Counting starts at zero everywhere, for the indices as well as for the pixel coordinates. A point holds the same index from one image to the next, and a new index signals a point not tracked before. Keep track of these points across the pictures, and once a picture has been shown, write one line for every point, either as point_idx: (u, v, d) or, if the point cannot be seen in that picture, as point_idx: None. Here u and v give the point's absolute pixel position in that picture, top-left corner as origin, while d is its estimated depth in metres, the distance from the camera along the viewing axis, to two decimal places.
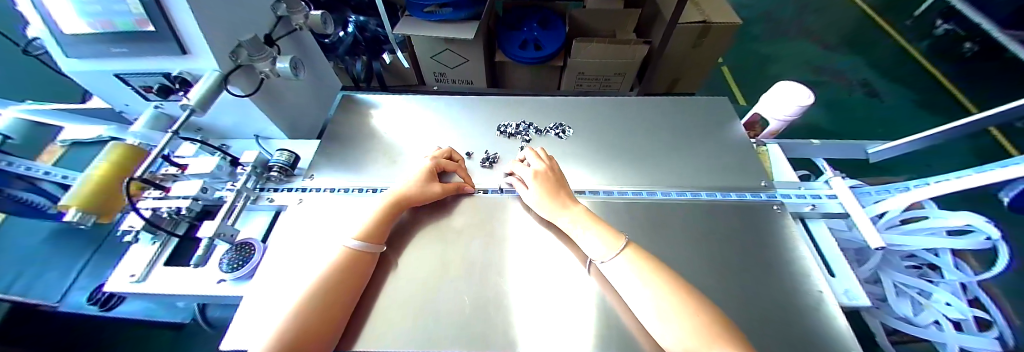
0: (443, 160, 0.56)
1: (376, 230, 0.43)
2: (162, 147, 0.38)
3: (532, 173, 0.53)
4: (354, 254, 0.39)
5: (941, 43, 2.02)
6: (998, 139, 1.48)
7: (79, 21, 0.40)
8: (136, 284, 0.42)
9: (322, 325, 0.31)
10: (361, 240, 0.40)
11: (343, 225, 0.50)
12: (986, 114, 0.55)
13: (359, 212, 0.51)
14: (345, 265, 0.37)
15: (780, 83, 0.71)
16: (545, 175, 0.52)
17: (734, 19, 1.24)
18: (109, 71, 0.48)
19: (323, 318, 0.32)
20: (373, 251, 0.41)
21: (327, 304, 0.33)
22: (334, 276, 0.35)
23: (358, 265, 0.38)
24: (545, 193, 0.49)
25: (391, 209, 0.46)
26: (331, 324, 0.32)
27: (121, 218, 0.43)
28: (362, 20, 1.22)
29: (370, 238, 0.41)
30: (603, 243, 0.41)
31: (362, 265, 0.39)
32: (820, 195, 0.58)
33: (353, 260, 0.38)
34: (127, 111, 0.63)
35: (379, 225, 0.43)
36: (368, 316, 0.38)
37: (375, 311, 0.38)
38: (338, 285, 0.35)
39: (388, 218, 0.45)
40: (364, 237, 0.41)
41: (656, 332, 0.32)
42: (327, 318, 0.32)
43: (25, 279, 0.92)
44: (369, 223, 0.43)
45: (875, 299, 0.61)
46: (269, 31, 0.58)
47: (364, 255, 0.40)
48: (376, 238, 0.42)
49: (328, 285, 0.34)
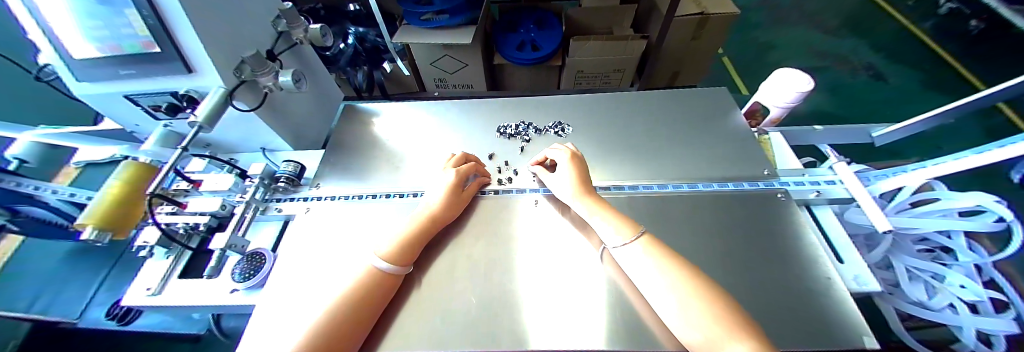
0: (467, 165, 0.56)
1: (406, 251, 0.42)
2: (173, 163, 0.40)
3: (568, 154, 0.54)
4: (378, 275, 0.38)
5: (945, 22, 1.98)
6: (1009, 117, 1.45)
7: (88, 45, 0.41)
8: (152, 297, 0.43)
9: (339, 333, 0.32)
10: (390, 261, 0.39)
11: (350, 232, 0.50)
12: (989, 93, 0.54)
13: (369, 220, 0.52)
14: (367, 285, 0.37)
15: (780, 70, 0.71)
16: (577, 159, 0.53)
17: (730, 9, 1.23)
18: (119, 93, 0.50)
19: (343, 328, 0.32)
20: (399, 273, 0.40)
21: (342, 320, 0.33)
22: (354, 297, 0.35)
23: (380, 286, 0.38)
24: (577, 174, 0.50)
25: (423, 231, 0.45)
26: (347, 339, 0.32)
27: (137, 235, 0.45)
28: (362, 31, 1.24)
29: (399, 259, 0.40)
30: (617, 230, 0.42)
31: (386, 286, 0.38)
32: (824, 181, 0.58)
33: (377, 282, 0.38)
34: (137, 131, 0.65)
35: (408, 247, 0.42)
36: (385, 334, 0.37)
37: (393, 329, 0.38)
38: (356, 307, 0.34)
39: (419, 240, 0.44)
40: (392, 257, 0.40)
41: (675, 327, 0.31)
42: (346, 330, 0.32)
43: (49, 298, 0.95)
44: (399, 242, 0.42)
45: (887, 285, 0.60)
46: (270, 46, 0.59)
47: (389, 277, 0.39)
48: (404, 260, 0.41)
49: (344, 303, 0.34)
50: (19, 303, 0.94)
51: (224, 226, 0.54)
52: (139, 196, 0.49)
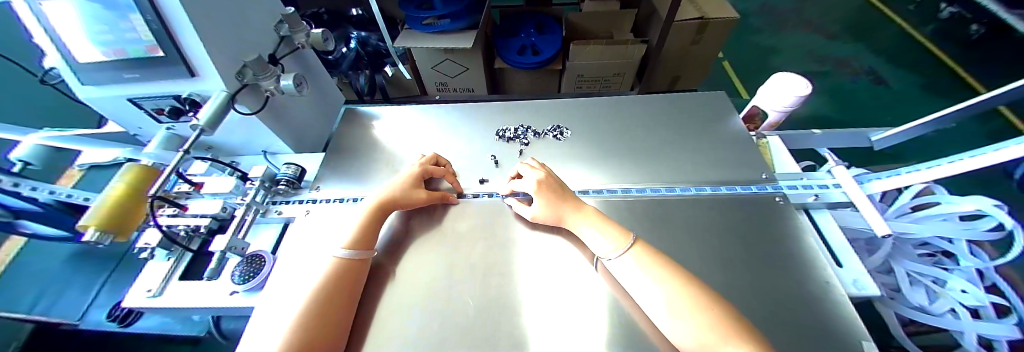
0: (433, 166, 0.57)
1: (363, 236, 0.43)
2: (175, 165, 0.41)
3: (535, 182, 0.51)
4: (343, 263, 0.39)
5: (946, 26, 1.99)
6: (1010, 120, 1.44)
7: (93, 50, 0.42)
8: (152, 299, 0.43)
9: (321, 332, 0.32)
10: (349, 248, 0.41)
11: (328, 231, 0.51)
12: (986, 97, 0.54)
13: (342, 220, 0.53)
14: (336, 273, 0.38)
15: (778, 75, 0.71)
16: (546, 185, 0.50)
17: (729, 14, 1.24)
18: (122, 96, 0.50)
19: (322, 323, 0.33)
20: (364, 257, 0.41)
21: (319, 314, 0.33)
22: (331, 288, 0.36)
23: (348, 273, 0.39)
24: (545, 203, 0.48)
25: (375, 216, 0.46)
26: (329, 334, 0.33)
27: (138, 236, 0.45)
28: (363, 35, 1.28)
29: (357, 245, 0.42)
30: (610, 240, 0.41)
31: (354, 273, 0.39)
32: (824, 185, 0.58)
33: (345, 268, 0.39)
34: (141, 133, 0.65)
35: (365, 232, 0.44)
36: (368, 333, 0.37)
37: (375, 327, 0.38)
38: (330, 299, 0.35)
39: (373, 224, 0.45)
40: (353, 245, 0.41)
41: (666, 328, 0.32)
42: (326, 324, 0.33)
43: (50, 298, 0.96)
44: (357, 231, 0.43)
45: (888, 289, 0.60)
46: (272, 50, 0.60)
47: (355, 263, 0.40)
48: (366, 245, 0.43)
49: (320, 298, 0.35)
50: (22, 304, 0.95)
51: (225, 228, 0.55)
52: (140, 200, 0.50)
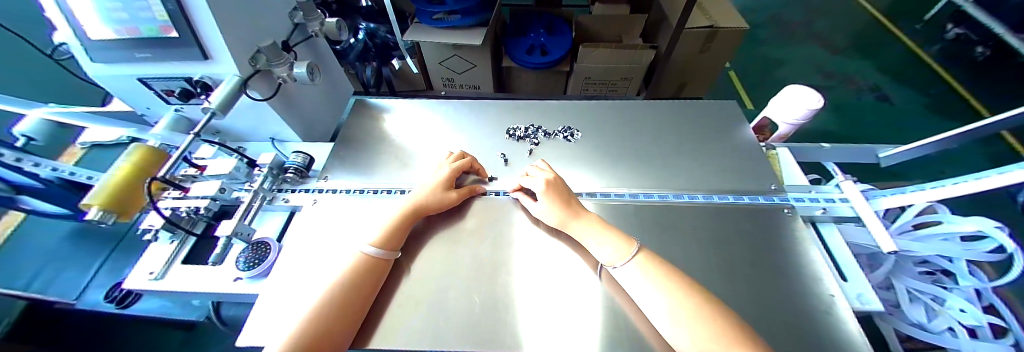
0: (461, 164, 0.56)
1: (394, 237, 0.43)
2: (184, 148, 0.40)
3: (543, 182, 0.51)
4: (370, 260, 0.39)
5: (951, 47, 2.00)
6: (1011, 144, 1.46)
7: (105, 28, 0.41)
8: (154, 282, 0.43)
9: (333, 328, 0.31)
10: (379, 246, 0.41)
11: (342, 224, 0.51)
12: (993, 121, 0.54)
13: (356, 213, 0.52)
14: (360, 269, 0.37)
15: (789, 87, 0.72)
16: (555, 186, 0.50)
17: (740, 24, 1.24)
18: (132, 75, 0.50)
19: (336, 320, 0.32)
20: (388, 258, 0.41)
21: (333, 312, 0.32)
22: (349, 286, 0.35)
23: (370, 271, 0.38)
24: (557, 207, 0.48)
25: (408, 218, 0.46)
26: (340, 332, 0.32)
27: (143, 218, 0.44)
28: (372, 27, 1.27)
29: (388, 245, 0.42)
30: (615, 250, 0.41)
31: (376, 272, 0.39)
32: (831, 199, 0.58)
33: (369, 267, 0.38)
34: (148, 114, 0.64)
35: (396, 232, 0.44)
36: (375, 329, 0.37)
37: (382, 324, 0.38)
38: (348, 296, 0.34)
39: (404, 226, 0.45)
40: (381, 243, 0.41)
41: (669, 335, 0.32)
42: (339, 320, 0.32)
43: (47, 276, 0.95)
44: (386, 229, 0.43)
45: (889, 305, 0.61)
46: (286, 37, 0.60)
47: (380, 262, 0.40)
48: (392, 246, 0.42)
49: (336, 293, 0.34)
50: (17, 280, 0.95)
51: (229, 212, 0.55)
52: (145, 179, 0.49)
